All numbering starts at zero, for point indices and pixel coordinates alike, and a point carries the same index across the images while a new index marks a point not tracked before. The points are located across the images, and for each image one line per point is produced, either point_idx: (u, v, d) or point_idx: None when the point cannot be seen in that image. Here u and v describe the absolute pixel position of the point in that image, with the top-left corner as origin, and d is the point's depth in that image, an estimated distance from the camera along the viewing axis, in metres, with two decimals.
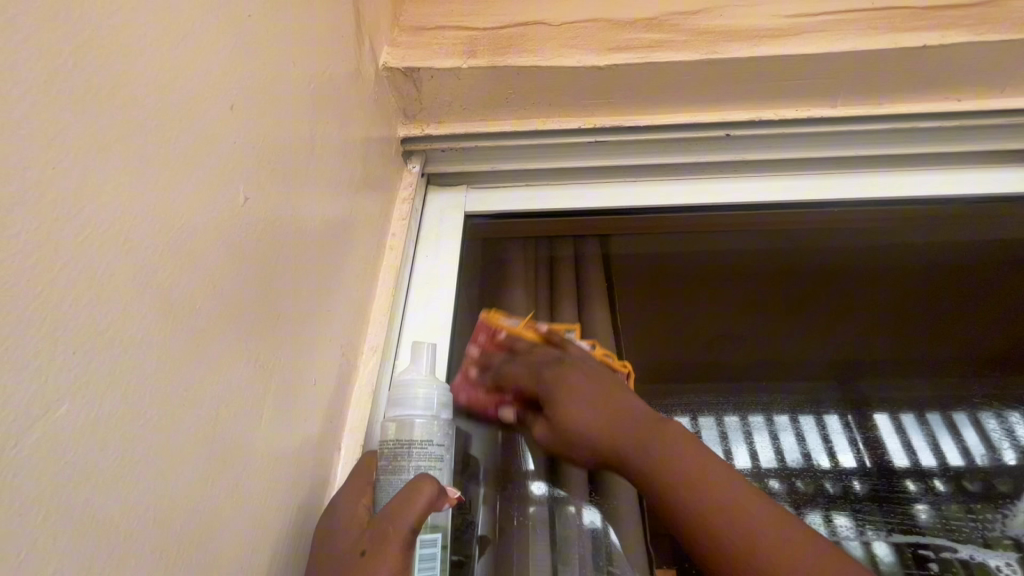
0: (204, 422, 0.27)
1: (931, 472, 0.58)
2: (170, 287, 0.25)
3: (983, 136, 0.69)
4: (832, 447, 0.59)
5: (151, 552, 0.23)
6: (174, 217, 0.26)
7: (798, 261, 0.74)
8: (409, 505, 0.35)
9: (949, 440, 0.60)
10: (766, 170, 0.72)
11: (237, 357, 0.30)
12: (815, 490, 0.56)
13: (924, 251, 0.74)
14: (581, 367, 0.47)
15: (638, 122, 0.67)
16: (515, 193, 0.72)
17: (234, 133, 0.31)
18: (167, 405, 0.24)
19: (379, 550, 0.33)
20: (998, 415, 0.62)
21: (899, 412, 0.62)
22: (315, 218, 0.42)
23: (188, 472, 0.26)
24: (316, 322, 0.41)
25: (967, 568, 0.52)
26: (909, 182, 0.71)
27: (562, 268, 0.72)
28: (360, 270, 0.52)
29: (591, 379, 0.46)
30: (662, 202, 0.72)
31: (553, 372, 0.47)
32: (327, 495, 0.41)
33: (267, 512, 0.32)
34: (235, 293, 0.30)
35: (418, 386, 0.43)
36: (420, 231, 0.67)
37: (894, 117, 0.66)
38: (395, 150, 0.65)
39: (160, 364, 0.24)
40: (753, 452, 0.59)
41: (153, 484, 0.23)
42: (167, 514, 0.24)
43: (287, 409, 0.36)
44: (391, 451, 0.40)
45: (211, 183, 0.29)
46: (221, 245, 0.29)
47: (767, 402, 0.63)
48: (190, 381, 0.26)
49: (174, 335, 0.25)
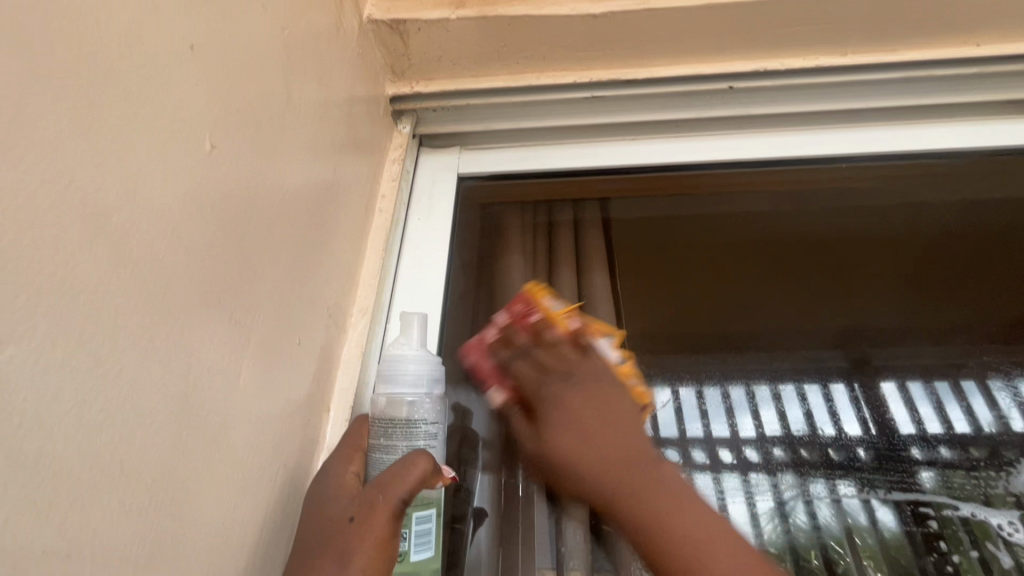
0: (177, 378, 0.27)
1: (938, 440, 0.59)
2: (130, 240, 0.25)
3: (1006, 84, 0.64)
4: (837, 417, 0.61)
5: (122, 501, 0.24)
6: (130, 166, 0.25)
7: (804, 228, 0.73)
8: (401, 479, 0.34)
9: (955, 406, 0.62)
10: (772, 125, 0.68)
11: (216, 317, 0.31)
12: (820, 457, 0.58)
13: (936, 211, 0.72)
14: (591, 388, 0.43)
15: (636, 76, 0.64)
16: (509, 153, 0.69)
17: (195, 80, 0.30)
18: (133, 363, 0.25)
19: (368, 521, 0.33)
20: (1008, 381, 0.63)
21: (907, 381, 0.64)
22: (297, 179, 0.41)
23: (160, 425, 0.26)
24: (301, 286, 0.41)
25: (966, 525, 0.54)
26: (924, 135, 0.67)
27: (561, 235, 0.71)
28: (349, 234, 0.51)
29: (602, 408, 0.42)
30: (661, 160, 0.69)
31: (560, 389, 0.43)
32: (317, 458, 0.42)
33: (253, 470, 0.33)
34: (212, 257, 0.31)
35: (408, 362, 0.41)
36: (413, 193, 0.65)
37: (910, 65, 0.62)
38: (384, 110, 0.63)
39: (122, 317, 0.24)
40: (758, 422, 0.61)
41: (120, 434, 0.24)
42: (137, 468, 0.24)
43: (274, 371, 0.36)
44: (381, 429, 0.39)
45: (171, 133, 0.28)
46: (189, 201, 0.29)
47: (772, 372, 0.65)
48: (158, 336, 0.26)
49: (136, 295, 0.25)
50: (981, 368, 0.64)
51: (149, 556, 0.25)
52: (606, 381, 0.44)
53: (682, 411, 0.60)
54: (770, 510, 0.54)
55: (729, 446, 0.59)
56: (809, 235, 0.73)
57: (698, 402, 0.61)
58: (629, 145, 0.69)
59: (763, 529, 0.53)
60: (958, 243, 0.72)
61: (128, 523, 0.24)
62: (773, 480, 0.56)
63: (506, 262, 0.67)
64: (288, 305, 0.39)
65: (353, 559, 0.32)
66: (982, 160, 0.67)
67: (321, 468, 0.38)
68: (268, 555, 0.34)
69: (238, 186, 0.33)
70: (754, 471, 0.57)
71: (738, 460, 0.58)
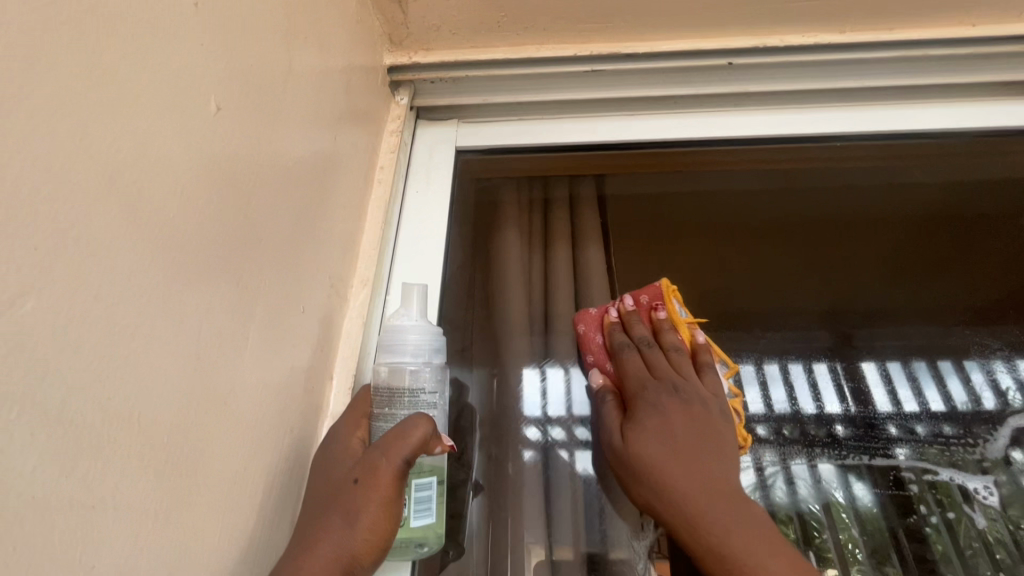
0: (188, 340, 0.28)
1: (914, 418, 0.61)
2: (142, 201, 0.25)
3: (1003, 67, 0.64)
4: (819, 396, 0.63)
5: (138, 459, 0.24)
6: (140, 126, 0.25)
7: (796, 207, 0.74)
8: (401, 443, 0.35)
9: (932, 387, 0.64)
10: (769, 102, 0.68)
11: (224, 285, 0.31)
12: (800, 434, 0.60)
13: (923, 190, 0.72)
14: (694, 406, 0.50)
15: (635, 50, 0.64)
16: (506, 126, 0.69)
17: (199, 38, 0.30)
18: (146, 327, 0.25)
19: (371, 481, 0.34)
20: (984, 366, 0.65)
21: (886, 361, 0.67)
22: (297, 148, 0.41)
23: (173, 387, 0.26)
24: (303, 257, 0.41)
25: (938, 489, 0.57)
26: (916, 115, 0.66)
27: (556, 210, 0.74)
28: (349, 204, 0.51)
29: (698, 428, 0.48)
30: (657, 136, 0.68)
31: (665, 396, 0.50)
32: (321, 429, 0.42)
33: (261, 436, 0.34)
34: (220, 226, 0.31)
35: (408, 333, 0.41)
36: (410, 166, 0.65)
37: (908, 44, 0.62)
38: (381, 80, 0.62)
39: (134, 277, 0.24)
40: (742, 402, 0.62)
41: (136, 394, 0.24)
42: (150, 429, 0.25)
43: (278, 339, 0.37)
44: (383, 398, 0.40)
45: (178, 94, 0.28)
46: (198, 164, 0.29)
47: (756, 351, 0.66)
48: (170, 299, 0.26)
49: (146, 258, 0.25)
50: (956, 350, 0.67)
51: (166, 514, 0.25)
52: (711, 406, 0.51)
53: None
54: (751, 484, 0.56)
55: None
56: (796, 216, 0.74)
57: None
58: (626, 121, 0.68)
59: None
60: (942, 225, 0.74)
61: (144, 480, 0.24)
62: (756, 458, 0.58)
63: (502, 237, 0.70)
64: (291, 275, 0.39)
65: (358, 517, 0.33)
66: (971, 141, 0.67)
67: (327, 437, 0.39)
68: (276, 518, 0.34)
69: (241, 151, 0.33)
70: None
71: None
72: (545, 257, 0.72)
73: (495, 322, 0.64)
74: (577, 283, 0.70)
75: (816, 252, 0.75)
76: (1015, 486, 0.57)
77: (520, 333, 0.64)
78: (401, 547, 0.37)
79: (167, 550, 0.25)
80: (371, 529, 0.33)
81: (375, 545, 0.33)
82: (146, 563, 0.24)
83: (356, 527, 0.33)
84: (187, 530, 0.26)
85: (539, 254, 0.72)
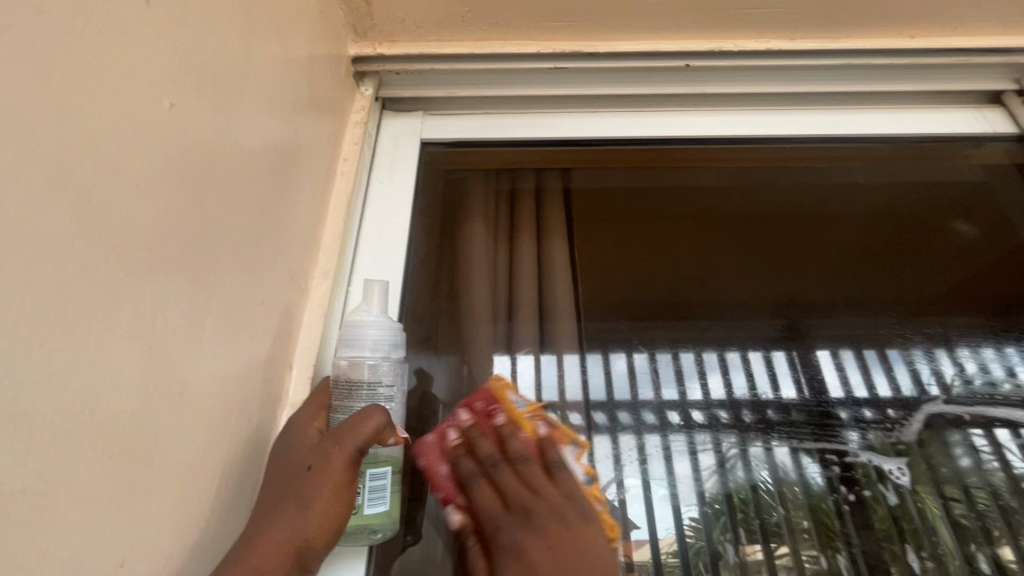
0: (143, 332, 0.28)
1: (862, 403, 0.66)
2: (97, 197, 0.26)
3: (937, 78, 0.68)
4: (776, 382, 0.68)
5: (94, 447, 0.25)
6: (94, 124, 0.26)
7: (765, 204, 0.77)
8: (356, 431, 0.36)
9: (882, 376, 0.68)
10: (724, 104, 0.71)
11: (179, 278, 0.31)
12: (758, 418, 0.64)
13: (879, 190, 0.75)
14: (558, 538, 0.41)
15: (598, 49, 0.65)
16: (472, 120, 0.70)
17: (155, 37, 0.30)
18: (100, 318, 0.26)
19: (325, 467, 0.36)
20: (930, 357, 0.69)
21: (839, 349, 0.71)
22: (256, 139, 0.41)
23: (128, 376, 0.27)
24: (261, 247, 0.41)
25: (871, 473, 0.61)
26: (856, 121, 0.70)
27: (522, 202, 0.74)
28: (311, 196, 0.52)
29: (562, 552, 0.40)
30: (617, 135, 0.70)
31: (520, 534, 0.41)
32: (281, 415, 0.43)
33: (219, 425, 0.35)
34: (174, 217, 0.31)
35: (368, 328, 0.43)
36: (375, 157, 0.65)
37: (853, 53, 0.66)
38: (345, 70, 0.62)
39: (90, 272, 0.25)
40: (706, 389, 0.66)
41: (93, 384, 0.25)
42: (110, 417, 0.26)
43: (236, 332, 0.37)
44: (343, 391, 0.41)
45: (133, 91, 0.28)
46: (151, 158, 0.29)
47: (723, 341, 0.71)
48: (123, 292, 0.27)
49: (104, 255, 0.26)
50: (899, 340, 0.71)
51: (122, 501, 0.26)
52: (569, 514, 0.42)
53: (635, 376, 0.65)
54: (712, 467, 0.60)
55: (678, 409, 0.64)
56: (749, 213, 0.78)
57: (651, 368, 0.67)
58: (588, 118, 0.70)
59: (705, 484, 0.59)
60: (907, 222, 0.76)
61: (101, 466, 0.25)
62: (716, 441, 0.62)
63: (467, 229, 0.70)
64: (249, 269, 0.39)
65: (312, 502, 0.35)
66: (906, 146, 0.71)
67: (287, 426, 0.40)
68: (233, 502, 0.36)
69: (197, 147, 0.33)
70: (699, 430, 0.63)
71: (685, 421, 0.63)
72: (510, 249, 0.72)
73: (459, 315, 0.65)
74: (540, 276, 0.71)
75: (784, 246, 0.79)
76: (952, 470, 0.61)
77: (483, 327, 0.65)
78: (355, 533, 0.39)
79: (124, 534, 0.26)
80: (324, 513, 0.35)
81: (328, 529, 0.35)
82: (102, 547, 0.25)
83: (310, 511, 0.34)
84: (142, 516, 0.28)
85: (504, 247, 0.72)
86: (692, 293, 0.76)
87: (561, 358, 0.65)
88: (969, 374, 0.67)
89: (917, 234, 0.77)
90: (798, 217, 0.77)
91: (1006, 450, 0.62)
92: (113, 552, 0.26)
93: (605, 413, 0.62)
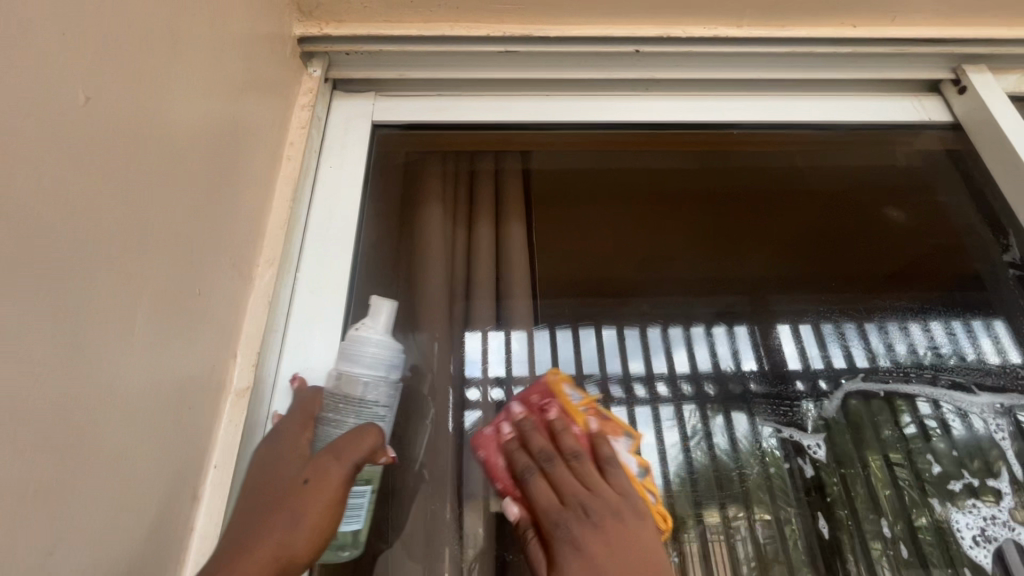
0: (77, 346, 0.29)
1: (818, 373, 0.71)
2: (25, 220, 0.26)
3: (877, 66, 0.70)
4: (737, 355, 0.73)
5: (37, 463, 0.26)
6: (11, 141, 0.26)
7: (729, 184, 0.79)
8: (353, 449, 0.41)
9: (836, 346, 0.72)
10: (675, 89, 0.72)
11: (114, 291, 0.32)
12: (724, 389, 0.70)
13: (836, 176, 0.77)
14: (610, 523, 0.45)
15: (548, 33, 0.65)
16: (425, 102, 0.69)
17: (69, 39, 0.30)
18: (35, 338, 0.26)
19: (321, 481, 0.40)
20: (881, 328, 0.73)
21: (800, 323, 0.75)
22: (191, 130, 0.41)
23: (67, 391, 0.28)
24: (204, 246, 0.42)
25: (786, 447, 0.66)
26: (802, 107, 0.72)
27: (481, 182, 0.75)
28: (257, 187, 0.52)
29: (619, 545, 0.44)
30: (568, 117, 0.70)
31: (579, 525, 0.45)
32: (224, 399, 0.44)
33: (161, 418, 0.36)
34: (107, 228, 0.31)
35: (369, 345, 0.48)
36: (324, 140, 0.64)
37: (795, 41, 0.67)
38: (291, 51, 0.61)
39: (22, 292, 0.26)
40: (691, 356, 0.72)
41: (35, 401, 0.26)
42: (50, 431, 0.27)
43: (177, 325, 0.38)
44: (333, 403, 0.46)
45: (47, 97, 0.28)
46: (79, 167, 0.30)
47: (688, 315, 0.76)
48: (58, 310, 0.28)
49: (35, 275, 0.27)
50: (839, 314, 0.74)
51: (66, 500, 0.28)
52: (624, 513, 0.46)
53: (603, 347, 0.68)
54: (675, 443, 0.63)
55: (645, 381, 0.67)
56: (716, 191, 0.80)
57: (618, 341, 0.70)
58: (541, 101, 0.70)
59: (670, 461, 0.61)
60: (865, 192, 0.79)
61: (46, 475, 0.27)
62: (679, 414, 0.66)
63: (424, 212, 0.70)
64: (188, 265, 0.40)
65: (303, 514, 0.38)
66: (848, 133, 0.72)
67: (274, 434, 0.44)
68: (174, 501, 0.37)
69: (120, 140, 0.33)
70: (663, 403, 0.66)
71: (651, 394, 0.66)
72: (467, 231, 0.72)
73: (415, 298, 0.66)
74: (500, 264, 0.71)
75: (748, 226, 0.84)
76: (895, 434, 0.67)
77: (439, 306, 0.66)
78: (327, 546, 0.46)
79: (52, 526, 0.27)
80: (314, 527, 0.38)
81: (313, 543, 0.38)
82: (28, 542, 0.25)
83: (298, 526, 0.38)
84: (85, 510, 0.29)
85: (463, 230, 0.72)
86: (667, 266, 0.81)
87: (530, 334, 0.67)
88: (919, 351, 0.71)
89: (875, 211, 0.81)
90: (770, 194, 0.80)
91: (926, 419, 0.66)
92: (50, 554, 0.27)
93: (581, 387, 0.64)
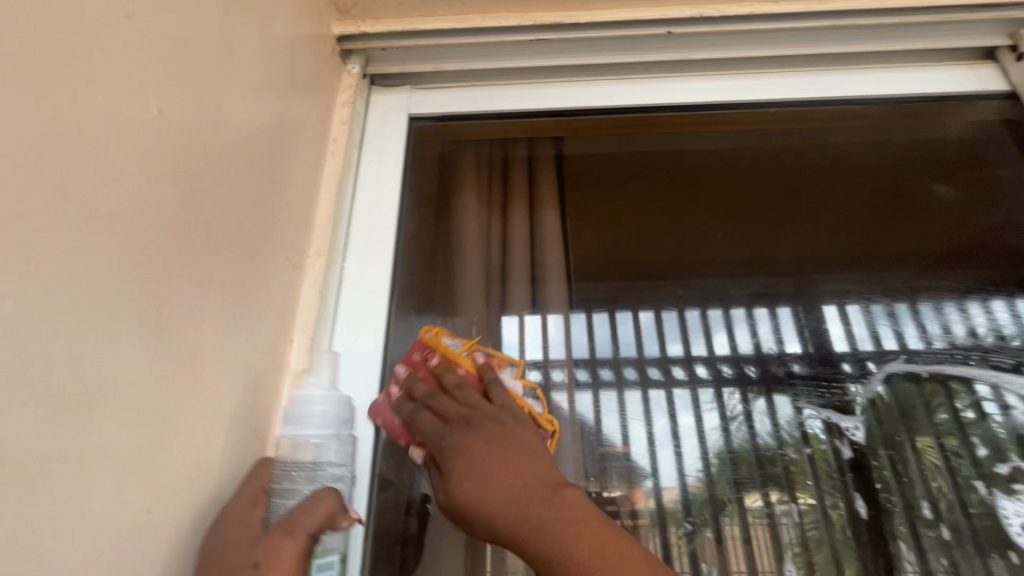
0: (157, 334, 0.33)
1: (867, 356, 0.68)
2: (119, 225, 0.31)
3: (925, 35, 0.68)
4: (780, 336, 0.70)
5: (129, 436, 0.31)
6: (108, 158, 0.30)
7: (777, 159, 0.77)
8: (308, 518, 0.36)
9: (887, 325, 0.70)
10: (712, 68, 0.71)
11: (187, 285, 0.36)
12: (781, 371, 0.67)
13: (888, 147, 0.75)
14: (488, 431, 0.44)
15: (581, 19, 0.66)
16: (460, 93, 0.71)
17: (149, 61, 0.34)
18: (127, 329, 0.31)
19: (274, 563, 0.35)
20: (937, 308, 0.70)
21: (847, 304, 0.71)
22: (246, 132, 0.44)
23: (150, 374, 0.32)
24: (260, 240, 0.46)
25: (829, 432, 0.63)
26: (839, 84, 0.70)
27: (515, 170, 0.75)
28: (304, 181, 0.55)
29: (501, 450, 0.43)
30: (600, 103, 0.71)
31: (461, 435, 0.44)
32: (281, 380, 0.48)
33: (225, 395, 0.40)
34: (181, 230, 0.36)
35: (315, 404, 0.43)
36: (365, 135, 0.67)
37: (835, 14, 0.65)
38: (331, 50, 0.64)
39: (115, 290, 0.30)
40: (733, 339, 0.70)
41: (128, 383, 0.31)
42: (140, 408, 0.31)
43: (238, 312, 0.42)
44: (283, 473, 0.42)
45: (132, 114, 0.32)
46: (157, 174, 0.34)
47: (729, 296, 0.73)
48: (143, 302, 0.32)
49: (125, 274, 0.31)
50: (887, 294, 0.72)
51: (148, 466, 0.32)
52: (506, 418, 0.45)
53: (641, 331, 0.68)
54: (715, 425, 0.63)
55: (684, 364, 0.67)
56: (757, 170, 0.78)
57: (656, 324, 0.69)
58: (572, 87, 0.72)
59: (708, 439, 0.62)
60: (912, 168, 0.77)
61: (137, 447, 0.31)
62: (719, 398, 0.65)
63: (461, 200, 0.72)
64: (246, 256, 0.43)
65: None
66: (882, 106, 0.71)
67: (218, 516, 0.38)
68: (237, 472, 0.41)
69: (190, 145, 0.37)
70: (702, 386, 0.66)
71: (689, 376, 0.66)
72: (502, 221, 0.74)
73: (450, 284, 0.68)
74: (534, 249, 0.72)
75: (801, 203, 0.78)
76: (951, 417, 0.64)
77: (475, 288, 0.69)
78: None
79: (144, 488, 0.31)
80: None
81: None
82: (119, 504, 0.30)
83: None
84: (168, 475, 0.33)
85: (498, 214, 0.74)
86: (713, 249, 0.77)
87: (566, 317, 0.68)
88: (978, 333, 0.68)
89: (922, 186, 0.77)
90: (814, 168, 0.79)
91: (984, 403, 0.64)
92: (139, 513, 0.31)
93: (636, 368, 0.66)
